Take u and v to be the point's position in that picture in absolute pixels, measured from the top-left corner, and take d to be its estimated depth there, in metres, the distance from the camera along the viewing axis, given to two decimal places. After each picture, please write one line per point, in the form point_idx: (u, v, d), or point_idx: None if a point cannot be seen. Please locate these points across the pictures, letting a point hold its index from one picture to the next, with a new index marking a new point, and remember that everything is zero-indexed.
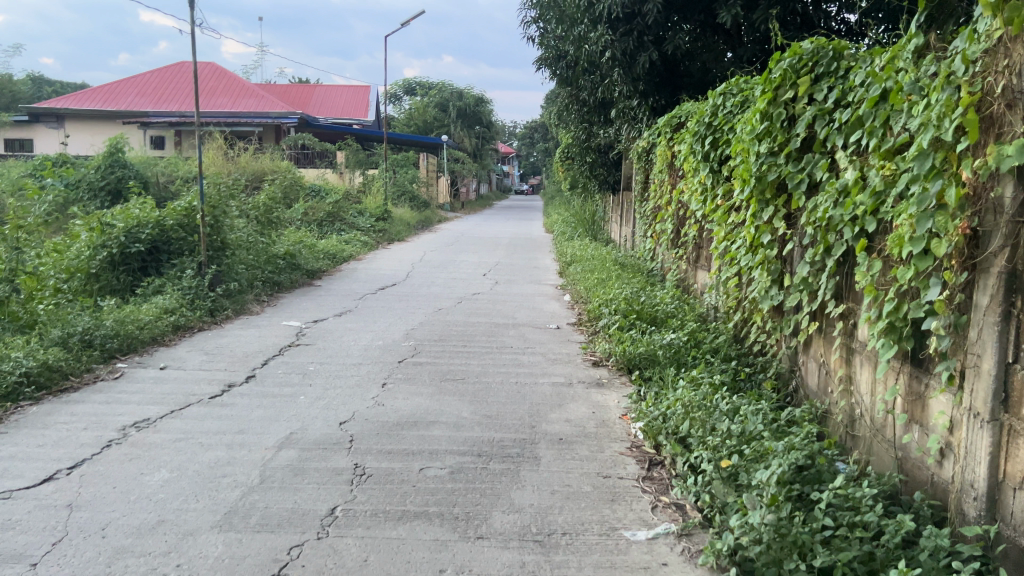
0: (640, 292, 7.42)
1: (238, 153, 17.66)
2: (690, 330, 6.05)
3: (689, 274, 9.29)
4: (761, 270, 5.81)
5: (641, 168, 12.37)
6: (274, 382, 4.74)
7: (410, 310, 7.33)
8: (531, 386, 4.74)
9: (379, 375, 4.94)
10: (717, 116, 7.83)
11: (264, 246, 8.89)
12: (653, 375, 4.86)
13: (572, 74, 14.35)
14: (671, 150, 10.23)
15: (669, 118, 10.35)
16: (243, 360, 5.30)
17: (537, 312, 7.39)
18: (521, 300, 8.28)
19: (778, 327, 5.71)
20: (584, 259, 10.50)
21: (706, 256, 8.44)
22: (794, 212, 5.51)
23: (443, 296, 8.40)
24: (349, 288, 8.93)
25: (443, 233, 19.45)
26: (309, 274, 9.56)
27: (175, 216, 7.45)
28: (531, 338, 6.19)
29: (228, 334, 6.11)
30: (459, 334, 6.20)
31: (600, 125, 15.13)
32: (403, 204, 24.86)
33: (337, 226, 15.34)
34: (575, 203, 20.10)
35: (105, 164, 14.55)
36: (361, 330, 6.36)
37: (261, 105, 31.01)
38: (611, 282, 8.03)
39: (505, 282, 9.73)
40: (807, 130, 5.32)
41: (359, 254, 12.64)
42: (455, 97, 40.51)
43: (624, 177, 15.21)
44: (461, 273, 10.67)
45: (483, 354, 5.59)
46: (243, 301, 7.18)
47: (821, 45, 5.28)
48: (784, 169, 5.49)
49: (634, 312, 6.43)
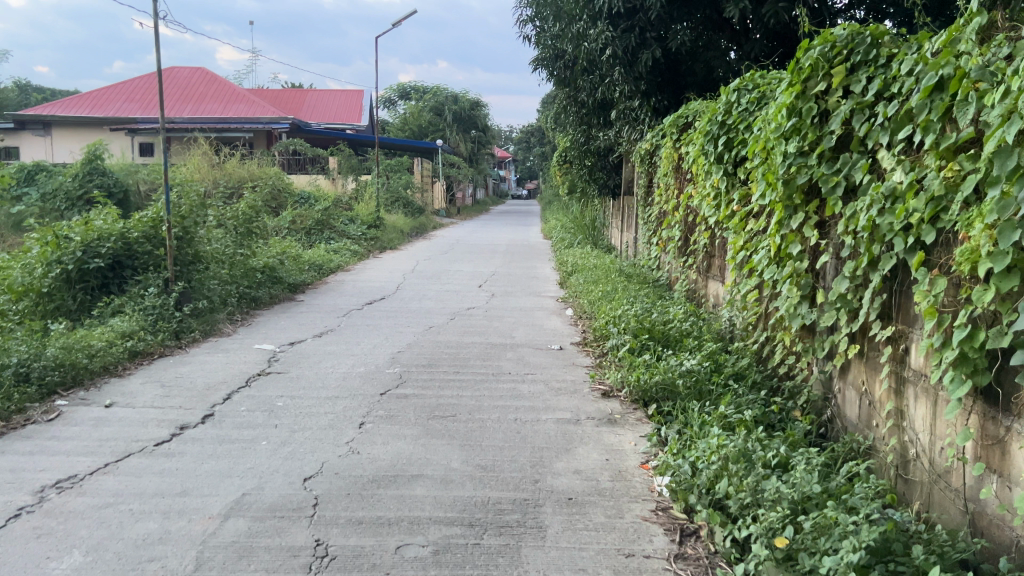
0: (651, 307, 6.79)
1: (225, 160, 17.00)
2: (710, 352, 5.43)
3: (699, 285, 8.67)
4: (789, 284, 5.18)
5: (644, 172, 11.75)
6: (235, 423, 4.09)
7: (399, 329, 6.69)
8: (532, 424, 4.09)
9: (358, 411, 4.29)
10: (731, 114, 7.22)
11: (242, 258, 8.25)
12: (671, 410, 4.22)
13: (570, 75, 13.77)
14: (678, 152, 9.61)
15: (675, 118, 9.74)
16: (204, 393, 4.64)
17: (537, 330, 6.75)
18: (520, 316, 7.65)
19: (809, 348, 5.08)
20: (586, 269, 9.85)
21: (720, 266, 7.86)
22: (828, 220, 4.89)
23: (435, 312, 7.75)
24: (334, 303, 8.29)
25: (437, 240, 18.80)
26: (292, 288, 8.91)
27: (139, 228, 6.81)
28: (531, 362, 5.54)
29: (192, 361, 5.45)
30: (450, 358, 5.56)
31: (599, 127, 14.52)
32: (397, 210, 24.21)
33: (326, 234, 14.67)
34: (574, 209, 19.47)
35: (82, 172, 13.78)
36: (342, 354, 5.71)
37: (252, 111, 30.37)
38: (618, 295, 7.38)
39: (502, 295, 9.09)
40: (843, 126, 4.70)
41: (349, 265, 12.00)
42: (449, 101, 39.95)
43: (625, 181, 14.59)
44: (455, 284, 10.03)
45: (477, 382, 4.94)
46: (213, 321, 6.53)
47: (858, 30, 4.66)
48: (816, 170, 4.86)
49: (645, 331, 5.79)
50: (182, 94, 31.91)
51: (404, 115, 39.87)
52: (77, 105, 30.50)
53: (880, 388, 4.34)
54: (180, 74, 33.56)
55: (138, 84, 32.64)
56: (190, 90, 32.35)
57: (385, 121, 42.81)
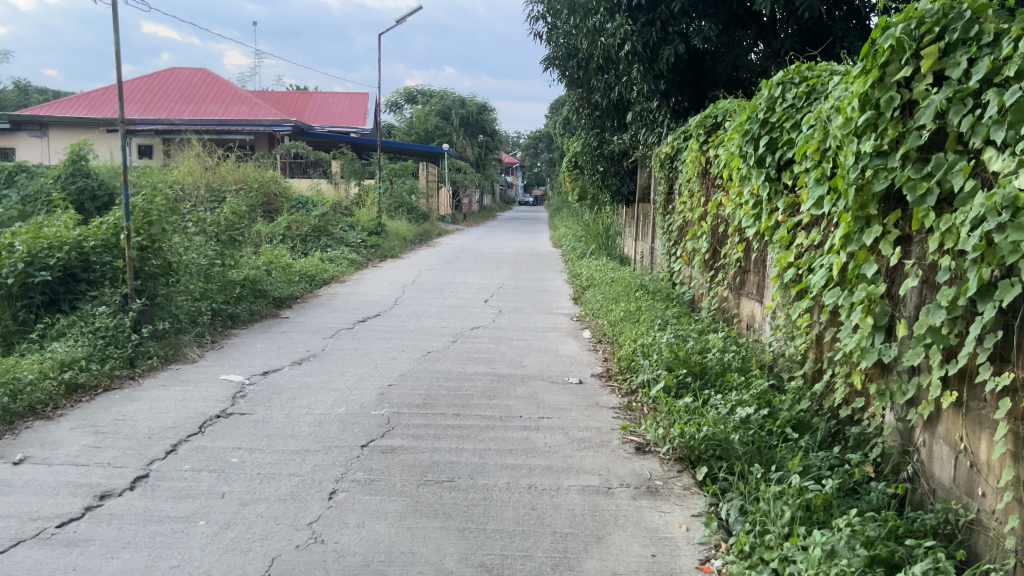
0: (682, 330, 5.90)
1: (221, 161, 16.20)
2: (759, 393, 4.53)
3: (731, 303, 7.78)
4: (860, 312, 4.26)
5: (663, 177, 10.84)
6: (174, 489, 3.21)
7: (391, 355, 5.78)
8: (552, 496, 3.19)
9: (331, 473, 3.40)
10: (775, 111, 6.32)
11: (220, 269, 7.39)
12: (729, 480, 3.33)
13: (584, 74, 12.96)
14: (705, 156, 8.73)
15: (702, 118, 8.84)
16: (145, 443, 3.76)
17: (551, 357, 5.84)
18: (530, 338, 6.74)
19: (884, 391, 4.16)
20: (603, 284, 8.95)
21: (757, 284, 7.00)
22: (913, 235, 3.99)
23: (434, 333, 6.84)
24: (322, 320, 7.41)
25: (441, 248, 17.97)
26: (277, 302, 8.03)
27: (96, 235, 5.95)
28: (545, 400, 4.64)
29: (142, 397, 4.57)
30: (451, 396, 4.65)
31: (614, 131, 13.64)
32: (400, 216, 23.39)
33: (323, 240, 13.80)
34: (584, 217, 18.60)
35: (65, 173, 12.97)
36: (322, 389, 4.81)
37: (253, 113, 29.64)
38: (643, 315, 6.50)
39: (510, 313, 8.18)
40: (936, 121, 3.78)
41: (345, 274, 11.14)
42: (456, 106, 39.31)
43: (641, 187, 13.71)
44: (458, 299, 9.15)
45: (481, 429, 4.03)
46: (177, 345, 5.65)
47: (953, 2, 3.73)
48: (899, 175, 3.94)
49: (681, 364, 4.88)
50: (183, 95, 31.20)
51: (411, 119, 39.03)
52: (76, 106, 29.84)
53: (987, 451, 3.39)
54: (182, 76, 32.86)
55: (139, 85, 31.99)
56: (191, 91, 31.65)
57: (391, 125, 42.05)
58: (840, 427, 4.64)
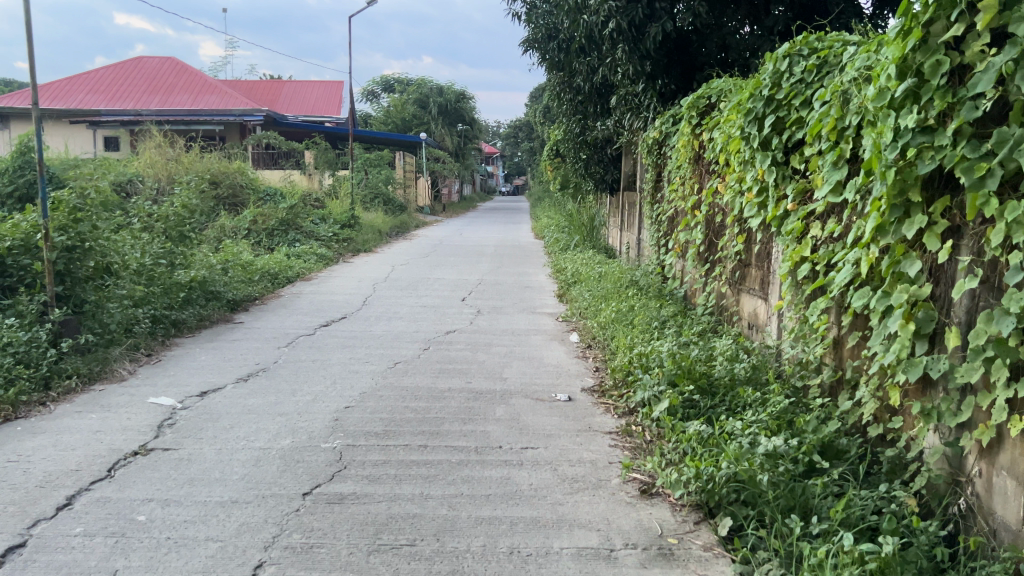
0: (683, 334, 5.26)
1: (184, 151, 15.38)
2: (780, 414, 3.88)
3: (730, 299, 7.14)
4: (900, 318, 3.58)
5: (650, 164, 10.16)
6: (55, 565, 2.50)
7: (353, 368, 5.07)
8: (538, 566, 2.51)
9: (262, 536, 2.70)
10: (781, 86, 5.64)
11: (165, 269, 6.63)
12: (760, 534, 2.70)
13: (565, 57, 12.27)
14: (699, 139, 8.06)
15: (694, 98, 8.17)
16: (35, 495, 3.04)
17: (535, 367, 5.15)
18: (510, 343, 6.06)
19: (929, 411, 3.44)
20: (590, 279, 8.28)
21: (761, 279, 6.38)
22: (967, 227, 3.32)
23: (404, 338, 6.13)
24: (278, 325, 6.68)
25: (418, 240, 17.28)
26: (231, 305, 7.29)
27: (13, 234, 5.18)
28: (529, 423, 3.96)
29: (49, 428, 3.83)
30: (417, 421, 3.95)
31: (597, 116, 12.97)
32: (376, 207, 22.64)
33: (291, 235, 13.03)
34: (567, 207, 17.93)
35: (14, 164, 10.97)
36: (266, 413, 4.09)
37: (223, 102, 28.68)
38: (639, 316, 5.83)
39: (490, 313, 7.47)
40: (998, 89, 3.02)
41: (312, 271, 10.40)
42: (434, 93, 38.48)
43: (626, 175, 13.04)
44: (433, 297, 8.45)
45: (452, 467, 3.34)
46: (106, 360, 4.92)
47: None
48: (950, 156, 3.21)
49: (685, 378, 4.23)
50: (150, 85, 30.16)
51: (388, 108, 38.13)
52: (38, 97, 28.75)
53: None
54: (150, 65, 31.81)
55: (105, 74, 30.90)
56: (160, 81, 30.61)
57: (368, 115, 41.12)
58: (871, 448, 3.97)
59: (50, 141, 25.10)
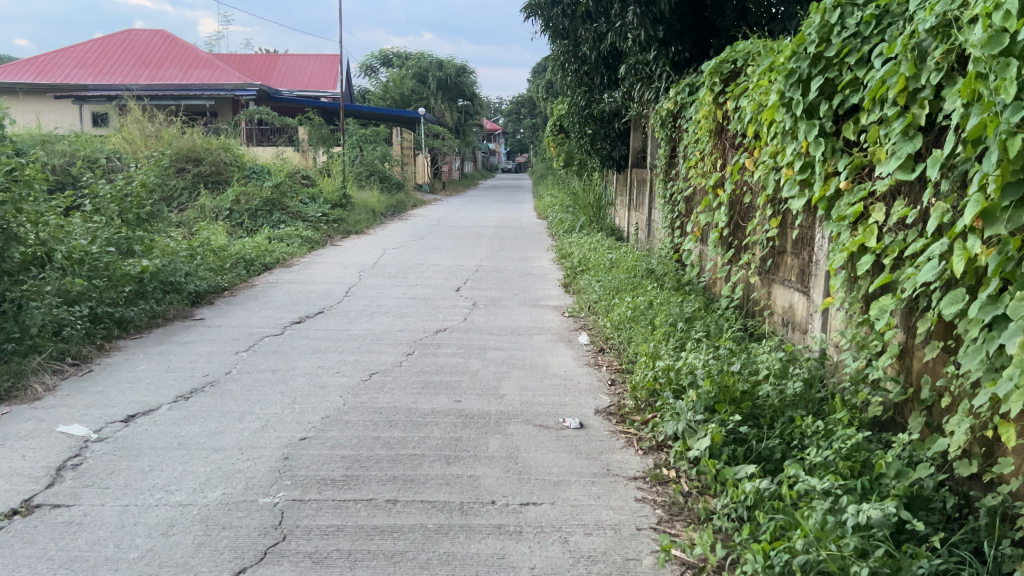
0: (717, 340, 4.42)
1: (165, 125, 14.47)
2: (850, 453, 3.04)
3: (760, 291, 6.27)
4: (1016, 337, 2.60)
5: (663, 138, 9.23)
6: None
7: (319, 382, 4.21)
8: None
9: None
10: (830, 42, 4.71)
11: (113, 258, 5.77)
12: None
13: (569, 24, 11.33)
14: (722, 109, 7.16)
15: (716, 63, 7.26)
16: None
17: (537, 379, 4.30)
18: (507, 345, 5.20)
19: None
20: (599, 268, 7.40)
21: (801, 270, 5.50)
22: None
23: (385, 340, 5.27)
24: (244, 322, 5.83)
25: (413, 221, 16.44)
26: (194, 297, 6.44)
27: None
28: (528, 464, 3.11)
29: None
30: (387, 462, 3.09)
31: (604, 87, 12.04)
32: (371, 186, 21.76)
33: (276, 215, 12.16)
34: (570, 185, 17.03)
35: None
36: (200, 449, 3.25)
37: (215, 76, 27.68)
38: (661, 315, 4.97)
39: (487, 307, 6.60)
40: None
41: (295, 256, 9.54)
42: (434, 68, 37.42)
43: (635, 150, 12.12)
44: (423, 287, 7.59)
45: (426, 538, 2.49)
46: (21, 372, 4.07)
47: None
48: None
49: (727, 402, 3.37)
50: (139, 59, 29.14)
51: (386, 83, 37.04)
52: (22, 71, 27.72)
53: None
54: (139, 37, 30.74)
55: (92, 48, 29.83)
56: (149, 54, 29.58)
57: (366, 90, 40.05)
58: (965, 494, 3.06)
59: (20, 116, 23.96)
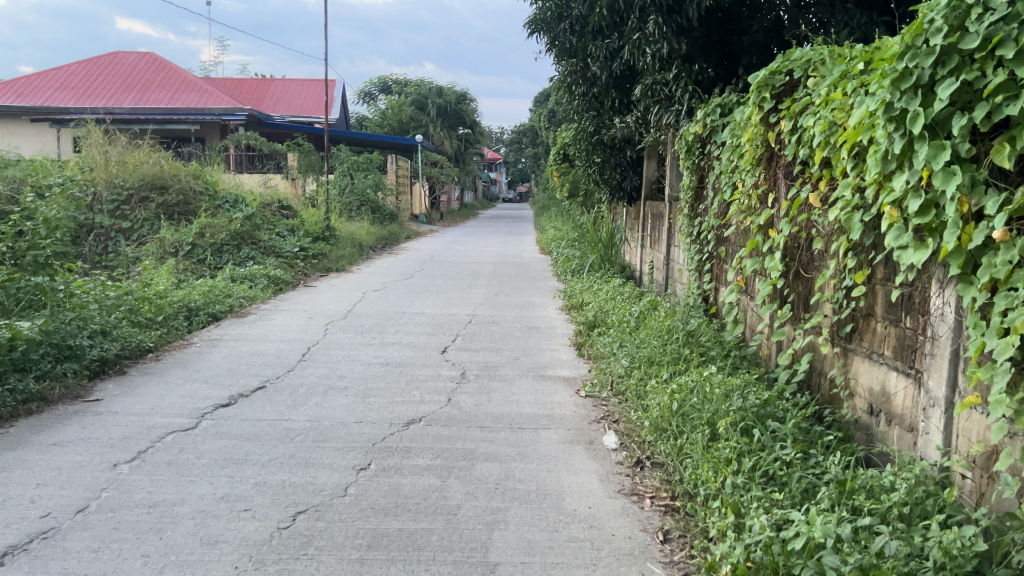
0: (821, 466, 2.95)
1: (131, 148, 13.09)
2: None
3: (830, 364, 4.72)
4: None
5: (689, 166, 7.77)
6: None
7: (210, 535, 2.72)
8: None
9: None
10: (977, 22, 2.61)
11: None
12: None
13: (578, 40, 9.89)
14: (774, 133, 5.68)
15: (766, 74, 5.76)
16: None
17: (546, 530, 2.80)
18: (500, 451, 3.70)
19: None
20: (622, 326, 5.95)
21: (900, 348, 3.89)
22: None
23: (334, 442, 3.77)
24: (151, 405, 4.36)
25: (405, 255, 15.05)
26: (98, 364, 5.00)
27: None
28: None
29: None
30: None
31: (616, 112, 10.62)
32: (362, 216, 20.42)
33: (245, 251, 10.76)
34: (576, 216, 15.60)
35: None
36: None
37: (202, 100, 26.43)
38: (723, 414, 3.49)
39: (479, 381, 5.11)
40: None
41: (256, 301, 8.10)
42: (433, 94, 36.19)
43: (651, 181, 10.71)
44: (398, 347, 6.10)
45: None
46: None
47: None
48: None
49: None
50: (125, 81, 27.95)
51: (384, 109, 35.79)
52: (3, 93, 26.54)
53: None
54: (126, 59, 29.58)
55: (76, 70, 28.59)
56: (135, 76, 28.40)
57: (363, 117, 38.79)
58: None
59: None
